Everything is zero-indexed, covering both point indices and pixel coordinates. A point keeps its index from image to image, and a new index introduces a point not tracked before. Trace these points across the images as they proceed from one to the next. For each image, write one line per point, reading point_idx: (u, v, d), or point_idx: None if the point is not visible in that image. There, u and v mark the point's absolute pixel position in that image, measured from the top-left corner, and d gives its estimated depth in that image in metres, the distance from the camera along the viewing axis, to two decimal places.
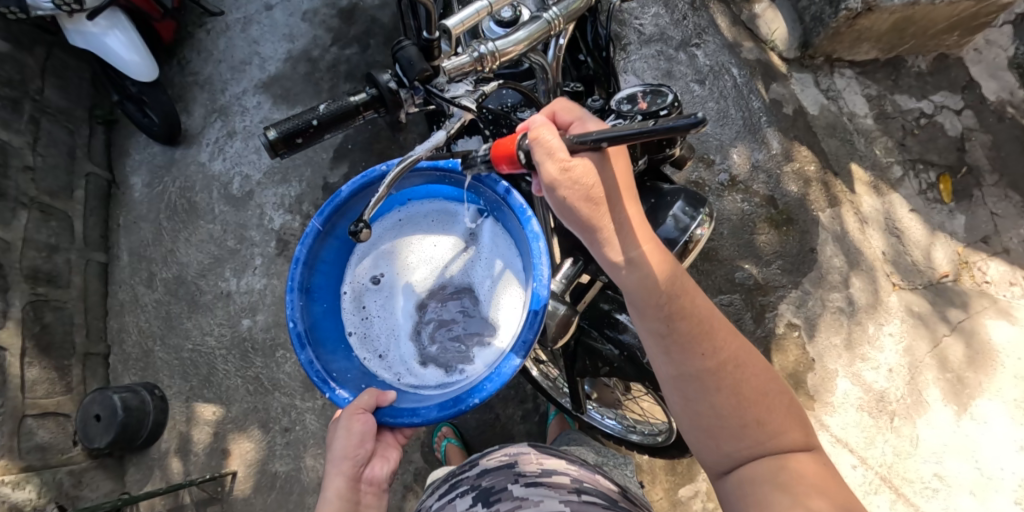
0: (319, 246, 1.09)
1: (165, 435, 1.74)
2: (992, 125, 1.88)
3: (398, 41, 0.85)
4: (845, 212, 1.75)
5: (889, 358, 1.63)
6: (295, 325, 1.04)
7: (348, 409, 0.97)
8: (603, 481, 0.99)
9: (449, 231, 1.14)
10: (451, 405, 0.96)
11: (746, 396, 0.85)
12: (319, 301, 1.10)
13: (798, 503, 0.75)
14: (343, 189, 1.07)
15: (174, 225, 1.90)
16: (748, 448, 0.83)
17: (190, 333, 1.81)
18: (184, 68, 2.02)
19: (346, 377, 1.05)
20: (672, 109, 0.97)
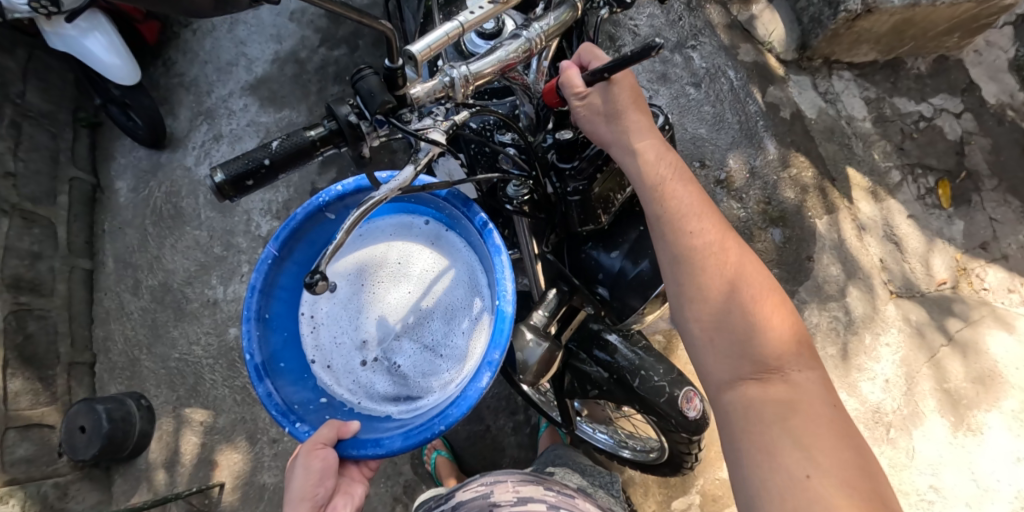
0: (275, 273, 1.07)
1: (152, 445, 1.72)
2: (992, 129, 1.85)
3: (358, 69, 0.72)
4: (842, 218, 1.72)
5: (885, 369, 1.61)
6: (252, 357, 1.02)
7: (307, 446, 0.94)
8: (582, 505, 0.99)
9: (410, 245, 1.12)
10: (416, 433, 0.94)
11: (759, 334, 0.79)
12: (278, 330, 1.08)
13: (807, 456, 0.70)
14: (297, 212, 1.05)
15: (160, 231, 1.87)
16: (758, 390, 0.77)
17: (176, 342, 1.78)
18: (169, 69, 1.97)
19: (307, 410, 1.04)
20: (661, 132, 0.99)
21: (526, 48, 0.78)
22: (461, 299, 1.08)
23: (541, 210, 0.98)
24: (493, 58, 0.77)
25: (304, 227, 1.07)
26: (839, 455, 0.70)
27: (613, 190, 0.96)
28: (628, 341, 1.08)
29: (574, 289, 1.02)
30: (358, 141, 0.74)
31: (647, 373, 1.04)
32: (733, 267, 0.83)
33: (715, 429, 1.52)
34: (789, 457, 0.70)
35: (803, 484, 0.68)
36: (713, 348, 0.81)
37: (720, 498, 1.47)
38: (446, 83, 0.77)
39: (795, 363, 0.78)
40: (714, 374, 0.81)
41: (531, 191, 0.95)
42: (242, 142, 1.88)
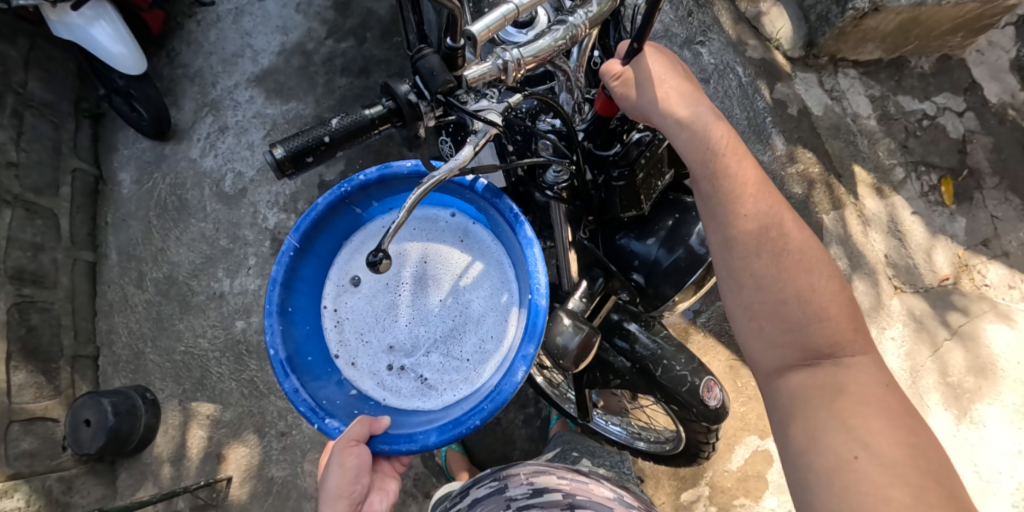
0: (296, 264, 1.08)
1: (157, 439, 1.71)
2: (994, 127, 1.87)
3: (419, 48, 0.75)
4: (848, 214, 1.74)
5: (890, 363, 1.63)
6: (276, 352, 1.03)
7: (341, 443, 0.95)
8: (597, 490, 1.00)
9: (433, 239, 1.12)
10: (450, 428, 0.97)
11: (810, 319, 0.80)
12: (300, 324, 1.09)
13: (856, 439, 0.71)
14: (319, 202, 1.07)
15: (164, 223, 1.85)
16: (807, 377, 0.79)
17: (182, 334, 1.77)
18: (173, 60, 1.95)
19: (335, 405, 1.05)
20: None
21: (573, 33, 0.77)
22: (487, 290, 1.09)
23: (578, 197, 0.99)
24: (541, 44, 0.76)
25: (325, 217, 1.09)
26: (892, 437, 0.70)
27: (654, 178, 0.97)
28: (649, 330, 1.10)
29: (610, 274, 1.05)
30: (416, 120, 0.80)
31: (669, 363, 1.05)
32: (785, 253, 0.83)
33: (725, 422, 1.53)
34: (837, 439, 0.72)
35: (850, 465, 0.70)
36: (762, 334, 0.82)
37: (729, 489, 1.48)
38: (499, 65, 0.77)
39: (848, 348, 0.79)
40: (764, 362, 0.83)
41: (570, 177, 0.95)
42: (248, 134, 1.86)
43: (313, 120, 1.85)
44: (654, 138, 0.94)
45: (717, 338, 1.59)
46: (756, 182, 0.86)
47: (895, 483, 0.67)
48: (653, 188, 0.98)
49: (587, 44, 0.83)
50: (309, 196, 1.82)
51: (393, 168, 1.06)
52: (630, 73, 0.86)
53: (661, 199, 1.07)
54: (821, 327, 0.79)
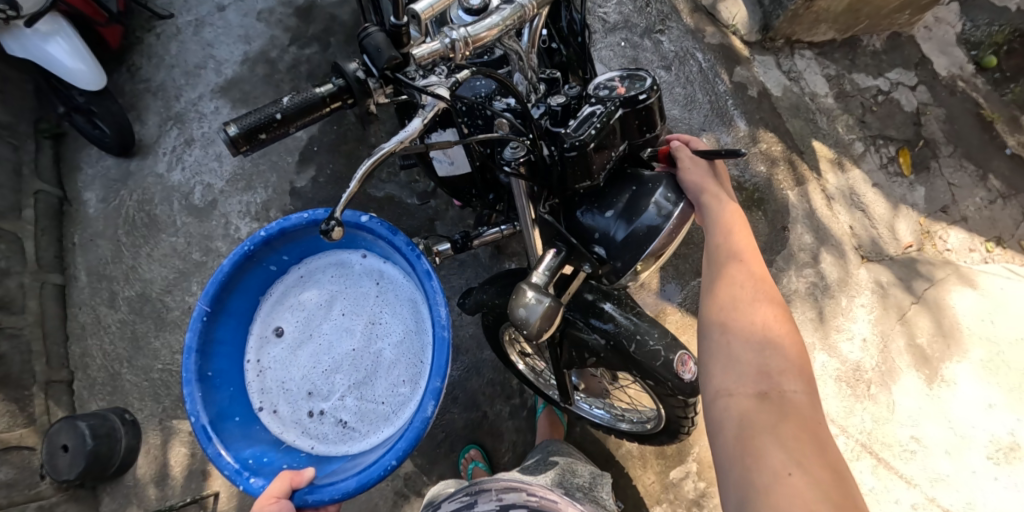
0: (211, 329, 1.30)
1: (140, 461, 1.67)
2: (945, 99, 1.95)
3: (364, 27, 0.79)
4: (811, 190, 1.77)
5: (862, 329, 1.64)
6: (199, 419, 1.23)
7: (263, 500, 1.10)
8: (564, 508, 1.02)
9: (341, 287, 1.44)
10: (366, 473, 1.16)
11: (766, 347, 0.87)
12: (220, 387, 1.32)
13: (791, 457, 0.74)
14: (222, 269, 1.28)
15: (133, 240, 1.81)
16: (756, 402, 0.81)
17: (159, 352, 1.73)
18: (134, 75, 1.93)
19: (261, 461, 1.28)
20: (651, 93, 0.95)
21: (520, 13, 0.80)
22: (391, 329, 1.42)
23: (538, 174, 0.99)
24: (491, 21, 0.78)
25: (234, 278, 1.32)
26: (821, 460, 0.73)
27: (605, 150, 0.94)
28: (622, 308, 1.12)
29: (573, 248, 1.03)
30: (367, 96, 0.84)
31: (643, 338, 1.08)
32: (765, 300, 0.92)
33: None
34: (775, 458, 0.74)
35: (783, 477, 0.72)
36: (731, 356, 0.88)
37: None
38: (446, 44, 0.78)
39: (793, 380, 0.83)
40: (720, 382, 0.86)
41: (527, 152, 0.97)
42: (215, 145, 1.84)
43: None
44: (605, 109, 0.92)
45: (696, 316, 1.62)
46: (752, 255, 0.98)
47: (818, 494, 0.69)
48: (607, 160, 0.95)
49: (537, 24, 0.88)
50: (281, 204, 1.77)
51: (293, 221, 1.26)
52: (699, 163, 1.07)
53: (617, 172, 1.04)
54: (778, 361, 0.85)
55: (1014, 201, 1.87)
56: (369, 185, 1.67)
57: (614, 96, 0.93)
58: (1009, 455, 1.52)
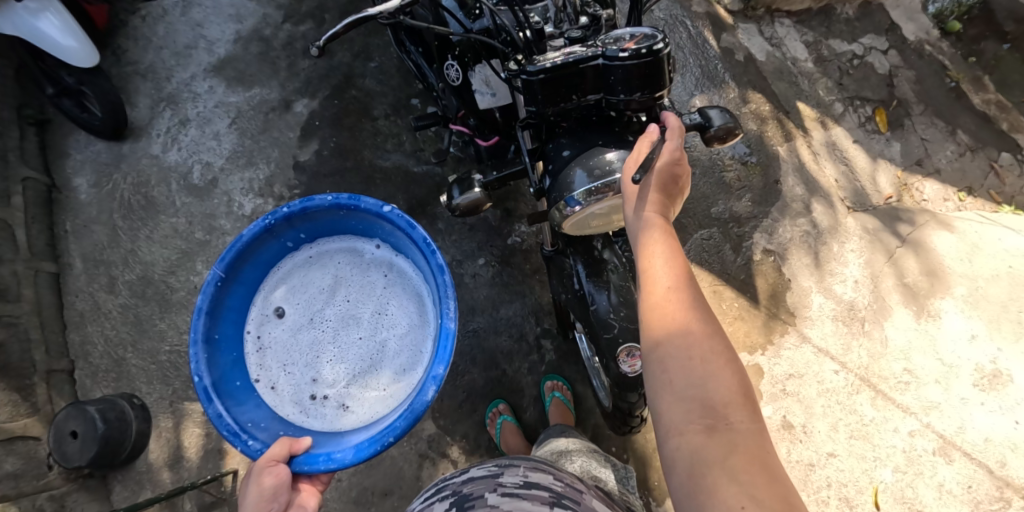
0: (222, 295, 1.35)
1: (151, 446, 1.63)
2: (914, 62, 2.07)
3: None
4: (799, 145, 1.86)
5: (854, 272, 1.73)
6: (201, 379, 1.26)
7: (261, 463, 1.14)
8: (591, 502, 0.96)
9: (352, 273, 1.48)
10: (363, 448, 1.19)
11: (707, 379, 0.80)
12: (225, 352, 1.36)
13: (744, 491, 0.71)
14: (241, 239, 1.33)
15: (131, 224, 1.78)
16: (702, 439, 0.76)
17: (165, 334, 1.70)
18: (120, 57, 1.90)
19: (257, 429, 1.31)
20: (636, 57, 0.92)
21: None
22: (397, 317, 1.45)
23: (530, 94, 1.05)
24: None
25: (250, 249, 1.37)
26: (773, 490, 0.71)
27: (574, 89, 0.98)
28: (623, 274, 1.22)
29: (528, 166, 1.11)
30: None
31: (608, 310, 1.19)
32: (700, 329, 0.83)
33: None
34: (729, 494, 0.72)
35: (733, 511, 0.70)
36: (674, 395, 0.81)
37: None
38: None
39: (738, 407, 0.78)
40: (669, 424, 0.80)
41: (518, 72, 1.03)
42: (212, 124, 1.84)
43: (280, 104, 1.84)
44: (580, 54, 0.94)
45: (699, 266, 1.73)
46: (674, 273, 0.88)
47: None
48: (568, 98, 0.99)
49: None
50: (285, 179, 1.79)
51: (314, 200, 1.34)
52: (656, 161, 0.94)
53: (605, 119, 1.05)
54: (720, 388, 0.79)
55: (981, 153, 1.99)
56: (376, 156, 1.78)
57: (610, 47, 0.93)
58: (993, 382, 1.63)
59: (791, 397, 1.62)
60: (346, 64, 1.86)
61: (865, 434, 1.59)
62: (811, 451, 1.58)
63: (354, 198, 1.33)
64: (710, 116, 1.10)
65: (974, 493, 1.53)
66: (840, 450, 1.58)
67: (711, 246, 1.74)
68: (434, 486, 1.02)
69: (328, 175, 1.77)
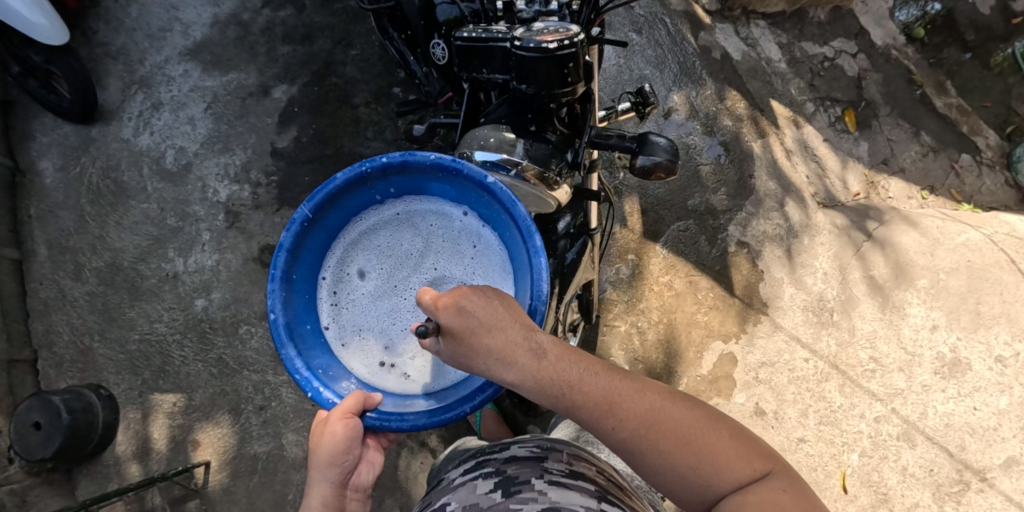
0: (305, 236, 1.02)
1: (119, 438, 1.58)
2: (882, 65, 2.15)
3: None
4: (772, 142, 1.90)
5: (823, 264, 1.77)
6: (276, 316, 0.99)
7: (335, 414, 0.94)
8: (632, 501, 1.01)
9: (445, 236, 1.04)
10: (440, 411, 0.92)
11: (685, 459, 0.75)
12: (302, 294, 1.03)
13: None
14: (337, 177, 0.99)
15: (100, 209, 1.73)
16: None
17: (135, 322, 1.64)
18: (91, 39, 1.87)
19: (329, 373, 1.01)
20: (536, 49, 0.73)
21: None
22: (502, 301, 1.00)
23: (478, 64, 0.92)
24: None
25: (341, 192, 1.01)
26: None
27: (490, 68, 0.83)
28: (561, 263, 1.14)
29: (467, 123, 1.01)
30: None
31: None
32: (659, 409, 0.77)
33: (692, 331, 1.69)
34: None
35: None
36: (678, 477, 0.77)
37: (704, 392, 1.64)
38: None
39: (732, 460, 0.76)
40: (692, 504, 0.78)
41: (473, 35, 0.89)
42: (186, 108, 1.81)
43: (257, 89, 1.82)
44: (495, 32, 0.81)
45: (677, 257, 1.75)
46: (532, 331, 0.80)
47: None
48: (483, 73, 0.84)
49: None
50: (261, 165, 1.76)
51: (417, 156, 0.96)
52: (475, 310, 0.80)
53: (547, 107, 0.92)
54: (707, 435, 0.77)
55: (943, 153, 2.08)
56: (355, 143, 1.76)
57: (521, 30, 0.76)
58: (953, 371, 1.69)
59: (763, 385, 1.66)
60: (327, 51, 1.84)
61: (834, 420, 1.64)
62: (782, 436, 1.62)
63: (459, 159, 0.90)
64: (651, 143, 0.90)
65: (935, 475, 1.60)
66: (809, 435, 1.63)
67: (687, 238, 1.77)
68: (476, 461, 1.07)
69: (306, 161, 1.75)
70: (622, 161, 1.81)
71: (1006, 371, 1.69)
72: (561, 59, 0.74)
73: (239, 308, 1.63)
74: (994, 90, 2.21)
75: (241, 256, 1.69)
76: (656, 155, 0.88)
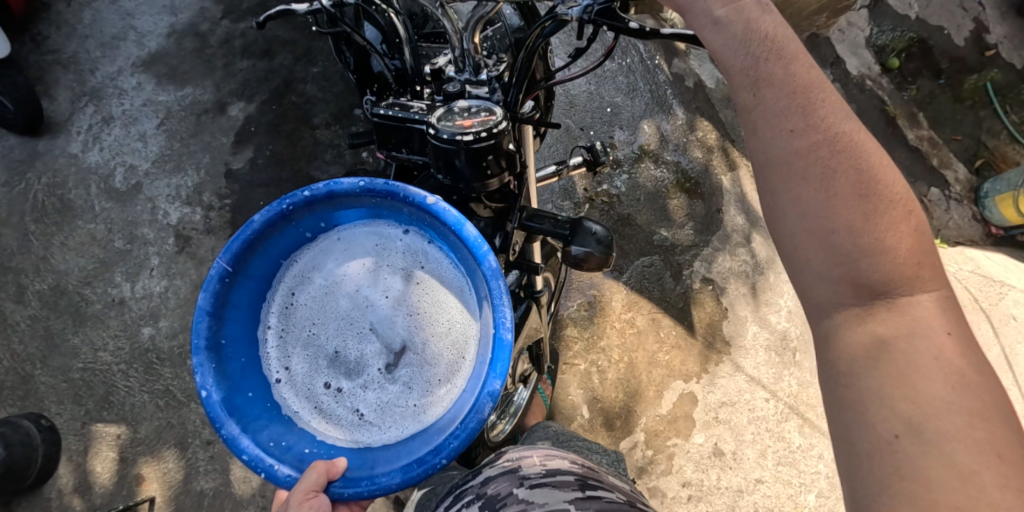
0: (228, 291, 0.85)
1: (60, 469, 1.50)
2: (855, 96, 2.15)
3: None
4: (742, 175, 1.87)
5: (788, 301, 1.75)
6: (209, 394, 0.81)
7: (296, 495, 0.75)
8: (609, 478, 1.02)
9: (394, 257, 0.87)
10: (416, 466, 0.76)
11: (878, 283, 0.60)
12: (236, 359, 0.86)
13: (900, 406, 0.57)
14: (254, 219, 0.84)
15: (44, 228, 1.65)
16: (872, 377, 0.60)
17: (78, 350, 1.58)
18: (40, 45, 1.78)
19: (283, 449, 0.83)
20: (454, 141, 0.69)
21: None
22: (464, 324, 0.83)
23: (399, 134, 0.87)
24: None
25: (259, 237, 0.85)
26: (951, 415, 0.56)
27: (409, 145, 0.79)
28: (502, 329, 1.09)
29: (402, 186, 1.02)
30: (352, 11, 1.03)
31: None
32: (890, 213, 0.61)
33: (652, 370, 1.67)
34: (887, 414, 0.58)
35: (891, 447, 0.56)
36: (809, 266, 0.63)
37: (662, 432, 1.62)
38: None
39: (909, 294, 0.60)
40: (809, 298, 0.64)
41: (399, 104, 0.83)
42: (138, 123, 1.73)
43: (213, 106, 1.75)
44: (410, 111, 0.76)
45: (639, 293, 1.73)
46: (851, 117, 0.64)
47: (948, 476, 0.54)
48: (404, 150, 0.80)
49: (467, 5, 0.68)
50: (215, 187, 1.70)
51: (344, 184, 0.83)
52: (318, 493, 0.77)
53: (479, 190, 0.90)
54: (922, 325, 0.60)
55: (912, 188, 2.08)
56: (313, 167, 1.70)
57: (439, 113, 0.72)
58: None
59: (723, 425, 1.62)
60: (287, 68, 1.78)
61: (792, 461, 1.59)
62: (740, 477, 1.58)
63: (392, 183, 0.81)
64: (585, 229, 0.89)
65: None
66: (767, 476, 1.58)
67: (651, 273, 1.75)
68: (454, 495, 1.02)
69: (261, 185, 1.69)
70: (587, 195, 1.80)
71: None
72: (480, 149, 0.70)
73: (188, 337, 1.59)
74: (965, 124, 2.19)
75: (191, 282, 1.64)
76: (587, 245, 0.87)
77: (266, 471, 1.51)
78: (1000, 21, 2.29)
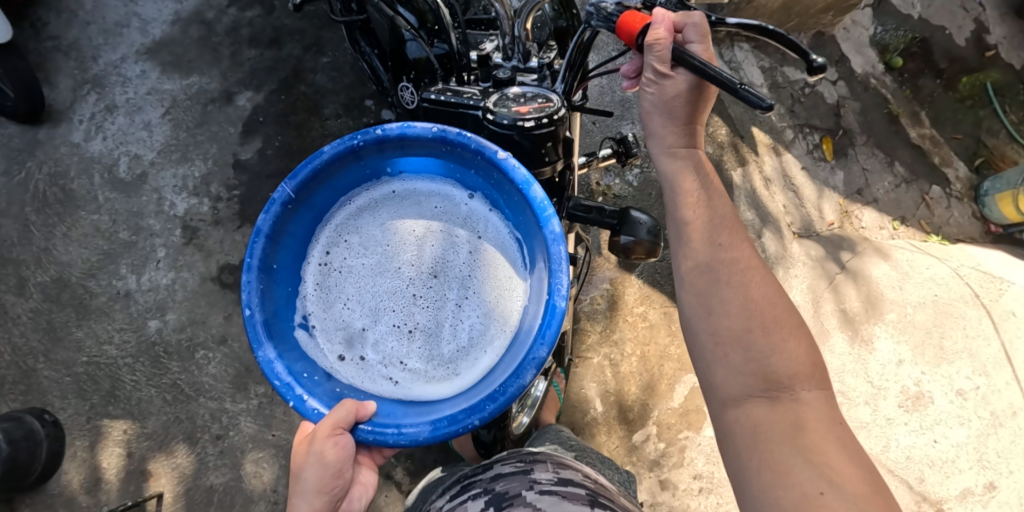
0: (287, 218, 0.86)
1: (65, 466, 1.46)
2: (860, 93, 2.15)
3: None
4: (752, 170, 1.90)
5: (796, 297, 1.76)
6: (252, 313, 0.82)
7: (323, 428, 0.78)
8: (622, 500, 0.98)
9: (445, 213, 0.89)
10: (446, 425, 0.76)
11: (773, 350, 0.80)
12: (284, 286, 0.87)
13: (808, 464, 0.71)
14: (326, 149, 0.85)
15: (46, 219, 1.61)
16: (787, 443, 0.74)
17: (82, 344, 1.54)
18: (40, 31, 1.74)
19: (315, 381, 0.83)
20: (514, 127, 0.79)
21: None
22: (513, 289, 0.84)
23: None
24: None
25: (328, 171, 0.87)
26: (840, 466, 0.71)
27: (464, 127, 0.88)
28: None
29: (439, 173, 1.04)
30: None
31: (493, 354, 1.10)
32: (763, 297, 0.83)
33: (664, 364, 1.67)
34: (802, 474, 0.71)
35: (817, 501, 0.68)
36: (725, 364, 0.81)
37: (674, 425, 1.62)
38: None
39: (802, 381, 0.78)
40: (721, 388, 0.82)
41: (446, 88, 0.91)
42: (143, 113, 1.69)
43: (220, 95, 1.72)
44: (464, 97, 0.84)
45: (651, 287, 1.74)
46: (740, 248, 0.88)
47: None
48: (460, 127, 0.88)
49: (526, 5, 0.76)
50: (223, 178, 1.67)
51: (417, 128, 0.83)
52: (343, 432, 0.79)
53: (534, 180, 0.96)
54: (821, 412, 0.76)
55: (915, 185, 2.10)
56: None
57: (495, 102, 0.81)
58: (916, 404, 1.64)
59: None
60: (296, 57, 1.75)
61: None
62: None
63: (467, 134, 0.82)
64: (630, 220, 0.94)
65: None
66: None
67: (663, 268, 1.75)
68: (461, 485, 1.01)
69: (270, 176, 1.66)
70: (600, 188, 1.79)
71: (967, 405, 1.63)
72: (539, 134, 0.80)
73: (196, 331, 1.56)
74: (965, 123, 2.22)
75: (198, 274, 1.60)
76: (637, 235, 0.93)
77: (277, 465, 1.49)
78: (1000, 22, 2.31)
